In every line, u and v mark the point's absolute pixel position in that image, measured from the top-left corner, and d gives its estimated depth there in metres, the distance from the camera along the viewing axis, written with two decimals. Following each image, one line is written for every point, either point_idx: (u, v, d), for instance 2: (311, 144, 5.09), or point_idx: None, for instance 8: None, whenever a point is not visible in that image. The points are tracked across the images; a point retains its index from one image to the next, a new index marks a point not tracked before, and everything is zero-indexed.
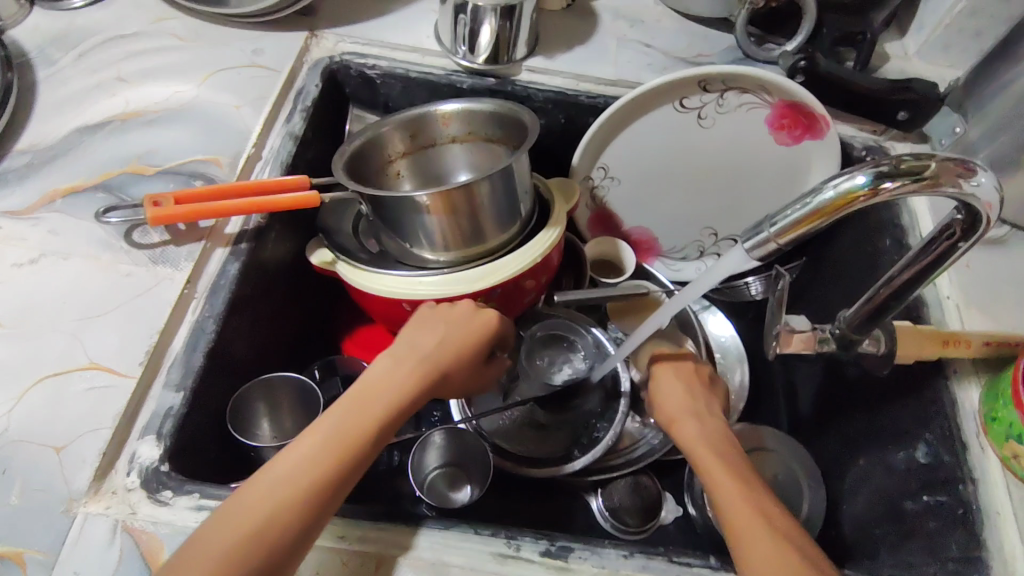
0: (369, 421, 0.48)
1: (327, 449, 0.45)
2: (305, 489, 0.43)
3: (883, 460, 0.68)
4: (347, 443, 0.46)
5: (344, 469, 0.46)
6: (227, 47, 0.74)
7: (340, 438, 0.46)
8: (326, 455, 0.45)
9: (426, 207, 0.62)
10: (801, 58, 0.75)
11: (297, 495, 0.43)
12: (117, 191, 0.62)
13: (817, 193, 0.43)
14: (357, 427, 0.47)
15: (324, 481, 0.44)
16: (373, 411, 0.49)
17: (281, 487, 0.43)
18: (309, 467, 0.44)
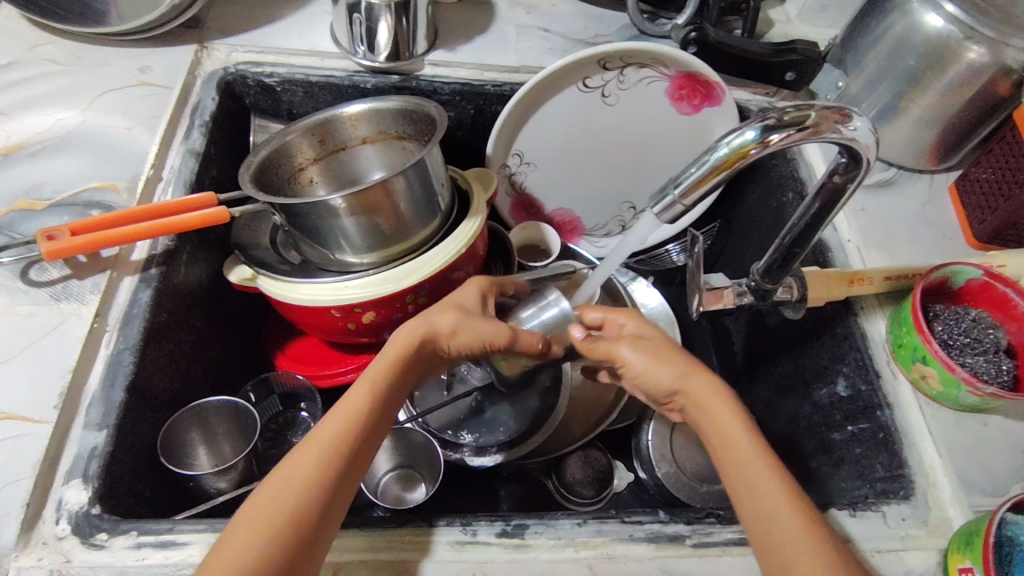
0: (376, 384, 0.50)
1: (340, 417, 0.47)
2: (323, 458, 0.45)
3: (809, 398, 0.72)
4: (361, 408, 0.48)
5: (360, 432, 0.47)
6: (112, 68, 0.70)
7: (350, 404, 0.48)
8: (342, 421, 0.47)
9: (342, 209, 0.61)
10: (692, 30, 0.78)
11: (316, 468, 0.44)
12: (8, 230, 0.58)
13: (713, 152, 0.45)
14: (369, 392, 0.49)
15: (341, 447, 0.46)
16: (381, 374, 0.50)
17: (303, 461, 0.44)
18: (326, 437, 0.46)
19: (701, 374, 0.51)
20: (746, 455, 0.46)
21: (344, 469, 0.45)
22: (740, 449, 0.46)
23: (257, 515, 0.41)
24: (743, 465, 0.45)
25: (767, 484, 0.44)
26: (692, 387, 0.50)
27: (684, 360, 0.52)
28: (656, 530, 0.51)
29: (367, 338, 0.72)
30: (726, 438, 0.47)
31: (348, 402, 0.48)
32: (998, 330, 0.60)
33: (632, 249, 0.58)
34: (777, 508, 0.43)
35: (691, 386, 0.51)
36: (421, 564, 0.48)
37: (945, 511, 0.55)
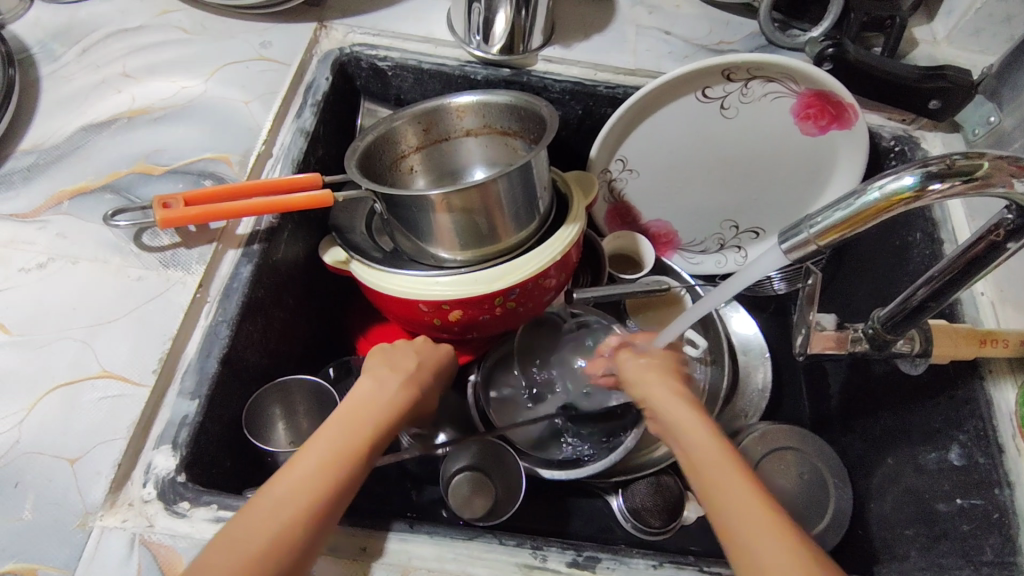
0: (377, 422, 0.48)
1: (343, 444, 0.45)
2: (333, 479, 0.43)
3: (913, 459, 0.66)
4: (366, 438, 0.47)
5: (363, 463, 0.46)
6: (234, 40, 0.72)
7: (351, 434, 0.46)
8: (347, 449, 0.45)
9: (443, 206, 0.60)
10: (829, 45, 0.73)
11: (327, 488, 0.42)
12: (125, 191, 0.60)
13: (862, 194, 0.41)
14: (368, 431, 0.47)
15: (348, 472, 0.44)
16: (377, 419, 0.48)
17: (311, 483, 0.42)
18: (322, 456, 0.44)
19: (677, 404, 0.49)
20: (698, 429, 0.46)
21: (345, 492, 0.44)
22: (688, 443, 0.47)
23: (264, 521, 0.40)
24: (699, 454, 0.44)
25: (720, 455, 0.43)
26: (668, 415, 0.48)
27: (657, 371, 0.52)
28: None
29: (448, 335, 0.71)
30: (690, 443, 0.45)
31: (345, 432, 0.46)
32: None
33: (753, 278, 0.54)
34: (713, 478, 0.42)
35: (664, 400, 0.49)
36: None
37: None
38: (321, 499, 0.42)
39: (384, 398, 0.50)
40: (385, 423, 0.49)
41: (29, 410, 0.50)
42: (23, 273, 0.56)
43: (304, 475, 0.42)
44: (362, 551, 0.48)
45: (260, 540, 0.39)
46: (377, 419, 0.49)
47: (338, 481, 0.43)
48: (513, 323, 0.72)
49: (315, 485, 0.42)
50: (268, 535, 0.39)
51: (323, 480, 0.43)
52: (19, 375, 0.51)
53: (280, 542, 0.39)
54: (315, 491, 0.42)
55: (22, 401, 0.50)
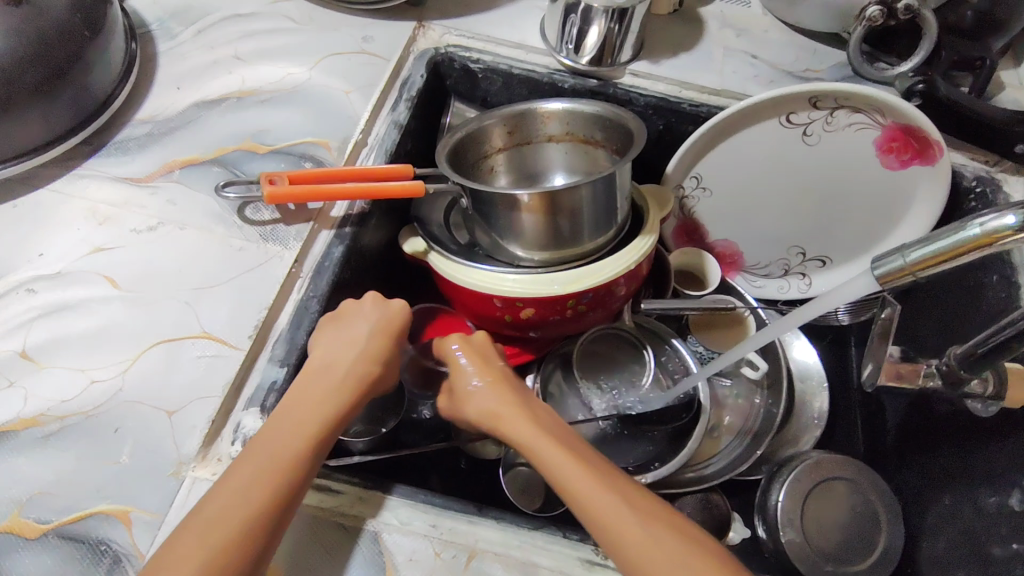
0: (321, 413, 0.49)
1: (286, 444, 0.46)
2: (277, 484, 0.44)
3: (972, 502, 0.65)
4: (316, 418, 0.48)
5: (309, 458, 0.46)
6: (338, 33, 0.75)
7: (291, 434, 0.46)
8: (288, 449, 0.45)
9: (527, 205, 0.62)
10: (919, 81, 0.73)
11: (266, 496, 0.43)
12: (231, 167, 0.63)
13: (962, 228, 0.42)
14: (308, 425, 0.47)
15: (297, 471, 0.45)
16: (325, 386, 0.50)
17: (252, 488, 0.43)
18: (261, 463, 0.44)
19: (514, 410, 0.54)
20: (566, 469, 0.48)
21: (297, 494, 0.45)
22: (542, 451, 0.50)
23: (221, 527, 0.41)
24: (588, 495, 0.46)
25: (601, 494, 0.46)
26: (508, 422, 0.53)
27: (493, 391, 0.56)
28: None
29: (513, 331, 0.73)
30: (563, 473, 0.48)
31: (285, 432, 0.46)
32: None
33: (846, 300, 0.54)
34: (616, 509, 0.45)
35: (508, 425, 0.53)
36: (550, 572, 0.48)
37: None
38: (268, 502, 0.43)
39: (342, 368, 0.52)
40: (330, 412, 0.49)
41: (133, 361, 0.53)
42: (134, 233, 0.59)
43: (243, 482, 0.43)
44: (432, 528, 0.49)
45: (200, 551, 0.40)
46: (323, 407, 0.49)
47: (283, 483, 0.44)
48: (578, 326, 0.74)
49: (254, 492, 0.42)
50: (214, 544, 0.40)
51: (264, 486, 0.43)
52: (125, 329, 0.55)
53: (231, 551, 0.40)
54: (256, 498, 0.42)
55: (126, 353, 0.54)
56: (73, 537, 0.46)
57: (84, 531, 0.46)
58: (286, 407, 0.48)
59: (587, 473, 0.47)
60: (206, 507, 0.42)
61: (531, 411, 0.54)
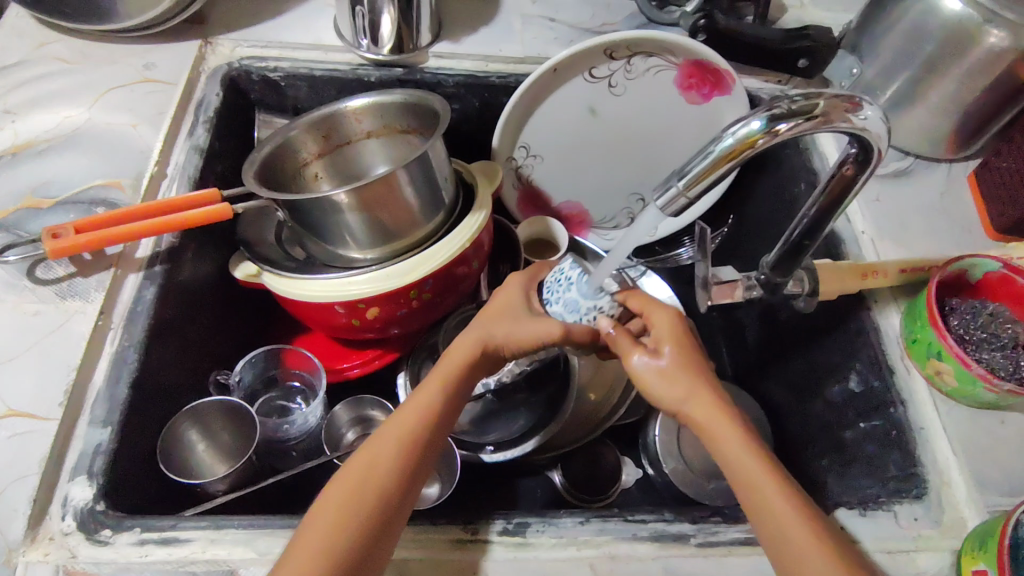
0: (445, 378, 0.52)
1: (410, 424, 0.48)
2: (391, 475, 0.46)
3: (820, 393, 0.71)
4: (390, 467, 0.46)
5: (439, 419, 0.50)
6: (117, 65, 0.70)
7: (408, 417, 0.49)
8: (367, 487, 0.45)
9: (345, 206, 0.61)
10: (701, 17, 0.76)
11: (381, 482, 0.45)
12: (14, 229, 0.58)
13: (718, 142, 0.44)
14: (423, 415, 0.49)
15: (408, 465, 0.47)
16: (413, 433, 0.48)
17: (331, 526, 0.43)
18: (392, 450, 0.47)
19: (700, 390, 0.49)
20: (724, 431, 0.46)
21: (376, 540, 0.44)
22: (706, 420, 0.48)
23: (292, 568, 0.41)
24: (730, 454, 0.46)
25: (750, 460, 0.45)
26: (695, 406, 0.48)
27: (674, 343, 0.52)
28: (662, 529, 0.52)
29: (372, 333, 0.72)
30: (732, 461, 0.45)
31: (414, 404, 0.50)
32: (1016, 325, 0.59)
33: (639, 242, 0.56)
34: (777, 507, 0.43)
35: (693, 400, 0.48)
36: (420, 563, 0.49)
37: (959, 512, 0.55)
38: (383, 486, 0.45)
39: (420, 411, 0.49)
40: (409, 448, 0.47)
41: None
42: None
43: (369, 460, 0.46)
44: None
45: None
46: (453, 364, 0.53)
47: (396, 474, 0.46)
48: (433, 314, 0.73)
49: (336, 526, 0.43)
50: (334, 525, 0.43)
51: (343, 519, 0.43)
52: None
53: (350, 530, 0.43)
54: (339, 530, 0.43)
55: None
56: None
57: None
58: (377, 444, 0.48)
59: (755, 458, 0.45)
60: (330, 489, 0.45)
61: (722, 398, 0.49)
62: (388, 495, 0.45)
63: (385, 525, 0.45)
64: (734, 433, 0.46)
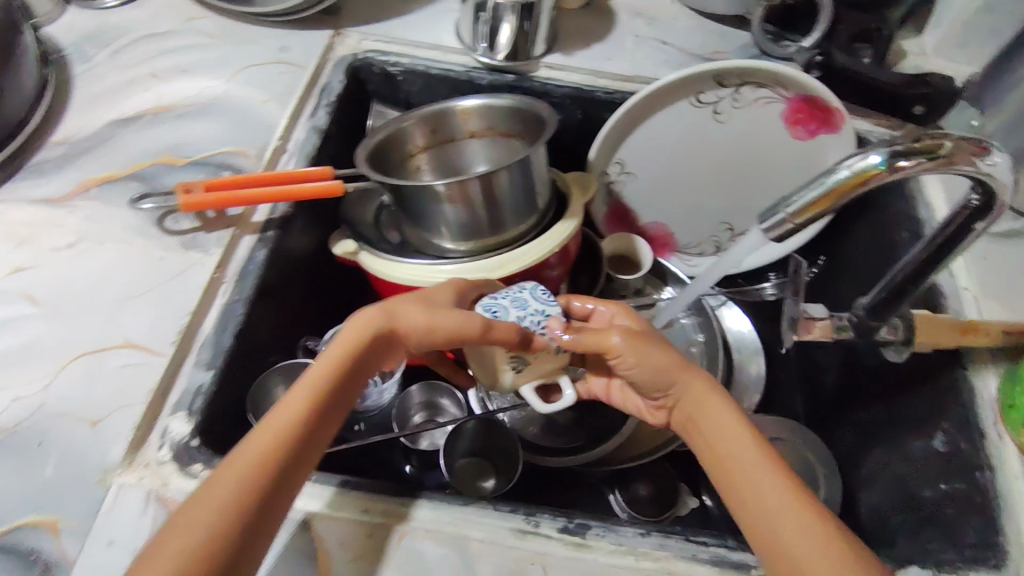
0: (322, 380, 0.48)
1: (274, 429, 0.44)
2: (263, 475, 0.42)
3: (901, 448, 0.68)
4: (269, 463, 0.43)
5: (316, 419, 0.47)
6: (255, 45, 0.76)
7: (268, 426, 0.45)
8: (245, 482, 0.41)
9: (447, 196, 0.64)
10: (818, 53, 0.77)
11: (247, 486, 0.41)
12: (150, 180, 0.64)
13: (833, 173, 0.44)
14: (295, 411, 0.46)
15: (286, 463, 0.44)
16: (281, 429, 0.45)
17: (205, 521, 0.39)
18: (251, 463, 0.42)
19: (707, 383, 0.54)
20: (718, 412, 0.52)
21: (249, 543, 0.41)
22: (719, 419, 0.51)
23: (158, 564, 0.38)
24: (736, 459, 0.48)
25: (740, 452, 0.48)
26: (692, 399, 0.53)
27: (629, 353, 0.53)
28: (721, 555, 0.51)
29: None
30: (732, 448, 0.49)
31: (286, 408, 0.46)
32: None
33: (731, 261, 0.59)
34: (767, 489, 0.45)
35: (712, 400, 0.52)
36: (481, 543, 0.50)
37: None
38: (249, 494, 0.41)
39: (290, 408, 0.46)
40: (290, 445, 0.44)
41: (56, 376, 0.53)
42: (53, 252, 0.59)
43: (229, 468, 0.42)
44: (363, 514, 0.50)
45: None
46: (331, 366, 0.49)
47: (260, 479, 0.42)
48: None
49: (210, 520, 0.40)
50: (194, 537, 0.39)
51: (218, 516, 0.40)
52: (48, 345, 0.55)
53: (215, 538, 0.39)
54: (211, 527, 0.39)
55: (49, 367, 0.54)
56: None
57: (7, 544, 0.46)
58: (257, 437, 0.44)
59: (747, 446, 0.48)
60: (190, 501, 0.41)
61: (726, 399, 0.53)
62: (252, 501, 0.41)
63: (254, 532, 0.41)
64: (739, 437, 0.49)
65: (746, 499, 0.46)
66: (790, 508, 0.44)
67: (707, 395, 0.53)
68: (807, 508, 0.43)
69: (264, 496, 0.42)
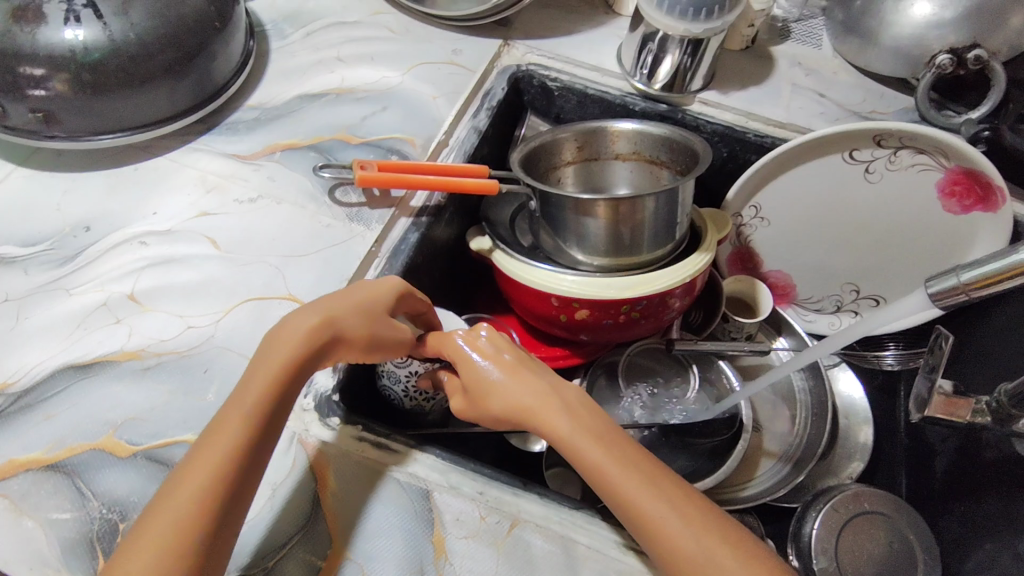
0: (266, 374, 0.45)
1: (227, 431, 0.42)
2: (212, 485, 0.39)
3: (1012, 547, 0.63)
4: (218, 470, 0.40)
5: (270, 410, 0.44)
6: (432, 44, 0.82)
7: (231, 421, 0.42)
8: (198, 494, 0.39)
9: (593, 211, 0.66)
10: (986, 128, 0.75)
11: (207, 493, 0.39)
12: (327, 153, 0.69)
13: (1018, 249, 0.43)
14: (241, 414, 0.43)
15: (237, 470, 0.41)
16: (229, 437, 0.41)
17: (167, 535, 0.37)
18: (202, 475, 0.40)
19: (547, 399, 0.50)
20: (556, 421, 0.48)
21: (213, 551, 0.39)
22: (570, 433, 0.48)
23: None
24: (607, 483, 0.45)
25: (619, 476, 0.45)
26: (522, 397, 0.51)
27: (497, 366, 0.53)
28: None
29: (565, 333, 0.76)
30: (578, 454, 0.47)
31: (233, 406, 0.44)
32: None
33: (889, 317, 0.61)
34: (666, 519, 0.43)
35: (537, 410, 0.50)
36: (587, 549, 0.50)
37: None
38: (209, 496, 0.39)
39: (242, 410, 0.43)
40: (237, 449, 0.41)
41: (224, 314, 0.58)
42: (236, 202, 0.65)
43: (187, 475, 0.40)
44: (479, 494, 0.52)
45: None
46: (277, 361, 0.46)
47: (221, 481, 0.40)
48: (631, 334, 0.76)
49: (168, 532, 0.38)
50: (158, 546, 0.37)
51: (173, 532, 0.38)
52: (221, 285, 0.60)
53: (176, 548, 0.37)
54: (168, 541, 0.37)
55: (219, 305, 0.59)
56: (152, 460, 0.50)
57: (162, 456, 0.51)
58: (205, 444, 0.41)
59: (621, 469, 0.45)
60: (148, 512, 0.39)
61: (565, 396, 0.50)
62: (214, 507, 0.39)
63: (217, 533, 0.39)
64: (607, 458, 0.46)
65: (652, 536, 0.43)
66: (667, 514, 0.43)
67: (556, 411, 0.49)
68: (715, 535, 0.42)
69: (228, 497, 0.40)
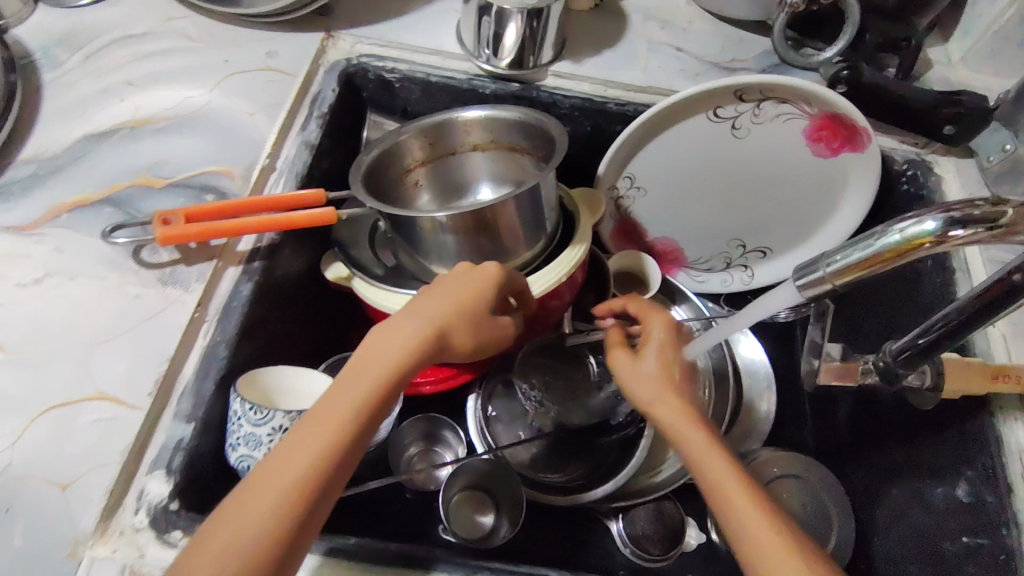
0: (386, 366, 0.47)
1: (334, 417, 0.43)
2: (324, 460, 0.42)
3: (918, 493, 0.64)
4: (328, 448, 0.42)
5: (367, 421, 0.45)
6: (240, 49, 0.70)
7: (347, 398, 0.45)
8: (305, 464, 0.41)
9: (447, 228, 0.59)
10: (844, 67, 0.70)
11: (306, 476, 0.41)
12: (126, 205, 0.59)
13: (882, 235, 0.38)
14: (357, 397, 0.45)
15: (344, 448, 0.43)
16: (344, 412, 0.44)
17: (271, 497, 0.40)
18: (319, 445, 0.42)
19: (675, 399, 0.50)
20: (694, 438, 0.47)
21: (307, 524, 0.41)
22: (699, 442, 0.47)
23: (235, 534, 0.39)
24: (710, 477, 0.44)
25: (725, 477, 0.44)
26: (664, 407, 0.50)
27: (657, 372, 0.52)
28: None
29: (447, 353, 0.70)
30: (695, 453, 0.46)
31: (341, 400, 0.45)
32: None
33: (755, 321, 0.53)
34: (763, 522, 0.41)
35: (661, 408, 0.50)
36: None
37: None
38: (318, 470, 0.41)
39: (360, 387, 0.45)
40: (349, 426, 0.43)
41: (20, 435, 0.48)
42: (18, 287, 0.54)
43: (296, 455, 0.41)
44: None
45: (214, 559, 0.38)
46: (396, 350, 0.48)
47: (320, 469, 0.41)
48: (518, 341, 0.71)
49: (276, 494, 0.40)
50: (267, 508, 0.39)
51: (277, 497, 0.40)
52: (12, 396, 0.50)
53: (277, 525, 0.39)
54: (273, 502, 0.40)
55: (12, 423, 0.49)
56: None
57: None
58: (320, 413, 0.44)
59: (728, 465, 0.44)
60: (258, 472, 0.41)
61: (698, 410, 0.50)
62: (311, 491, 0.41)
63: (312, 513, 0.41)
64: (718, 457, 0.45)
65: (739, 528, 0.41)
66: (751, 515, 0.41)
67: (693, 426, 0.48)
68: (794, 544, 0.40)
69: (317, 497, 0.41)
